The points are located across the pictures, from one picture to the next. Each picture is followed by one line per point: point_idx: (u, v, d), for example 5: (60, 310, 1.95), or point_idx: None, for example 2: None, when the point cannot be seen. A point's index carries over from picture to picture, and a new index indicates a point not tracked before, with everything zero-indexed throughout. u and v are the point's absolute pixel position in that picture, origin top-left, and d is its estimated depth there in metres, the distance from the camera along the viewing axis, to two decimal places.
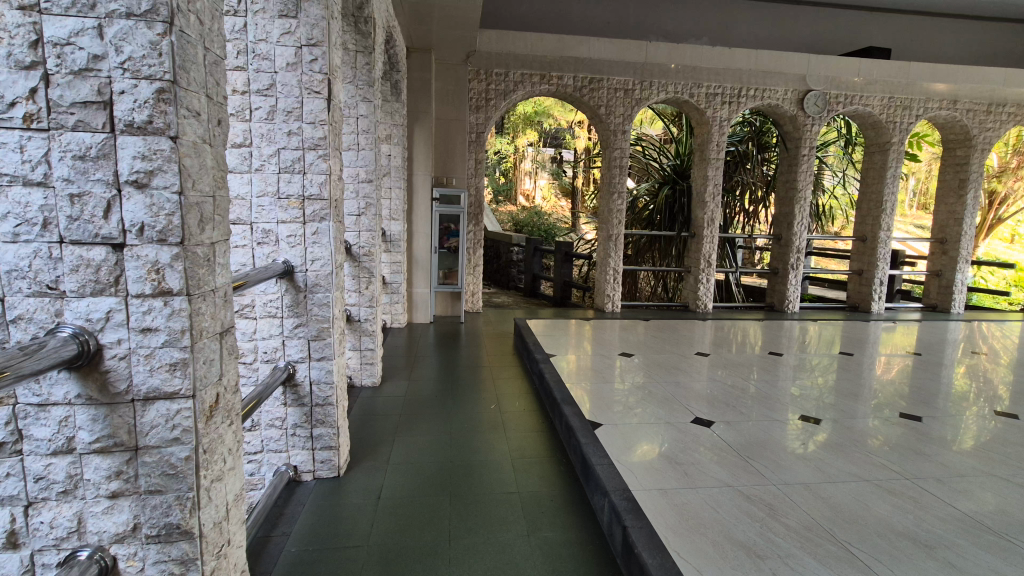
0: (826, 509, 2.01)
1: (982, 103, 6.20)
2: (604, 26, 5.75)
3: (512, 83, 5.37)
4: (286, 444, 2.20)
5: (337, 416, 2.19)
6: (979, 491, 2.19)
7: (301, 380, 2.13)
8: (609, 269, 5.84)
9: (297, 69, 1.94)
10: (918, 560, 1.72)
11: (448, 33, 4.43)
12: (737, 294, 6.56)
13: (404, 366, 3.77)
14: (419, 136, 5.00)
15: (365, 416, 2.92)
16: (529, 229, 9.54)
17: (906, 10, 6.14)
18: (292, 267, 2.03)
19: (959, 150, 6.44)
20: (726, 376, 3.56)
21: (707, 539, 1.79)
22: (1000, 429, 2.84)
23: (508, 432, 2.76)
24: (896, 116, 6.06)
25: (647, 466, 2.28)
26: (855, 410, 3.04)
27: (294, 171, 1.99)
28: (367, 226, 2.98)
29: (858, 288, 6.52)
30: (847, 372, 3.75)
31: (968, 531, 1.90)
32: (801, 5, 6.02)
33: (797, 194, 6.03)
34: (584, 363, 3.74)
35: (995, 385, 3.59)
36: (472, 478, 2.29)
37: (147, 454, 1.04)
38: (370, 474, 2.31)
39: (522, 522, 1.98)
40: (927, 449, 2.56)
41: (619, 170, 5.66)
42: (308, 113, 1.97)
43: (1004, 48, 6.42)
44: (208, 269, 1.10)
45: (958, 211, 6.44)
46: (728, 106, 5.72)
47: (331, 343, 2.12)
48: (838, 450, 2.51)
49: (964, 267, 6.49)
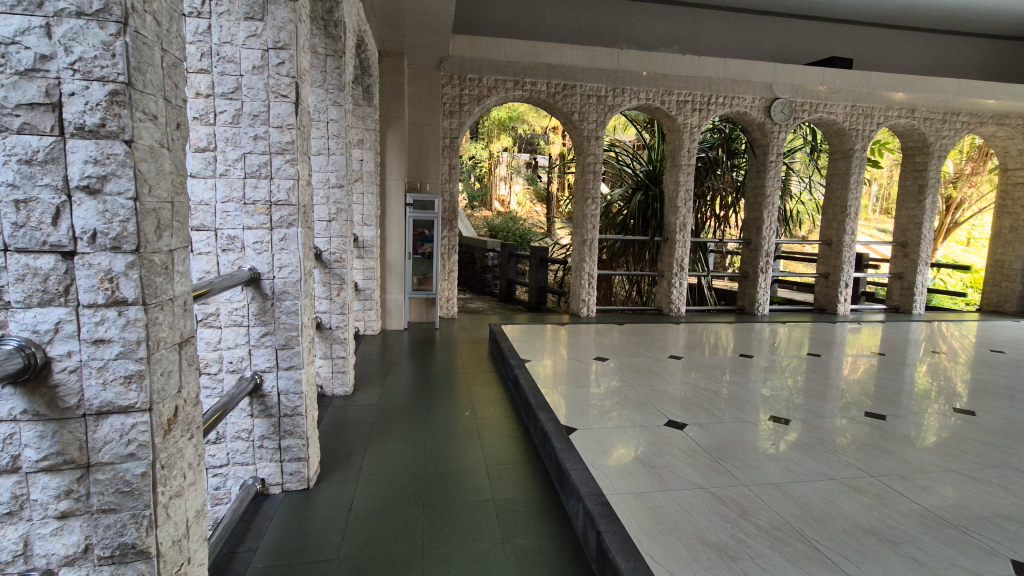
0: (795, 508, 2.04)
1: (939, 112, 6.47)
2: (576, 33, 5.81)
3: (486, 88, 5.42)
4: (253, 457, 2.14)
5: (306, 426, 2.14)
6: (940, 486, 2.26)
7: (268, 391, 2.08)
8: (584, 273, 5.87)
9: (264, 72, 1.90)
10: (884, 556, 1.77)
11: (421, 39, 4.42)
12: (709, 297, 6.69)
13: (377, 375, 3.71)
14: (392, 141, 4.95)
15: (336, 425, 2.86)
16: (505, 234, 9.58)
17: (866, 22, 6.37)
18: (258, 274, 1.99)
19: (918, 157, 6.70)
20: (699, 378, 3.62)
21: (681, 541, 1.80)
22: (959, 425, 2.94)
23: (483, 438, 2.74)
24: (858, 124, 6.29)
25: (621, 470, 2.29)
26: (823, 409, 3.11)
27: (261, 176, 1.95)
28: (338, 232, 2.94)
29: (825, 290, 6.69)
30: (815, 373, 3.84)
31: (930, 525, 1.96)
32: (766, 16, 6.19)
33: (765, 199, 6.18)
34: (560, 367, 3.75)
35: (954, 383, 3.72)
36: (446, 487, 2.26)
37: (101, 471, 0.99)
38: (342, 486, 2.26)
39: (497, 530, 1.97)
40: (891, 446, 2.63)
41: (593, 176, 5.73)
42: (275, 117, 1.93)
43: (959, 60, 6.71)
44: (166, 277, 1.06)
45: (918, 216, 6.69)
46: (698, 114, 5.88)
47: (300, 352, 2.07)
48: (807, 449, 2.57)
49: (924, 269, 6.74)
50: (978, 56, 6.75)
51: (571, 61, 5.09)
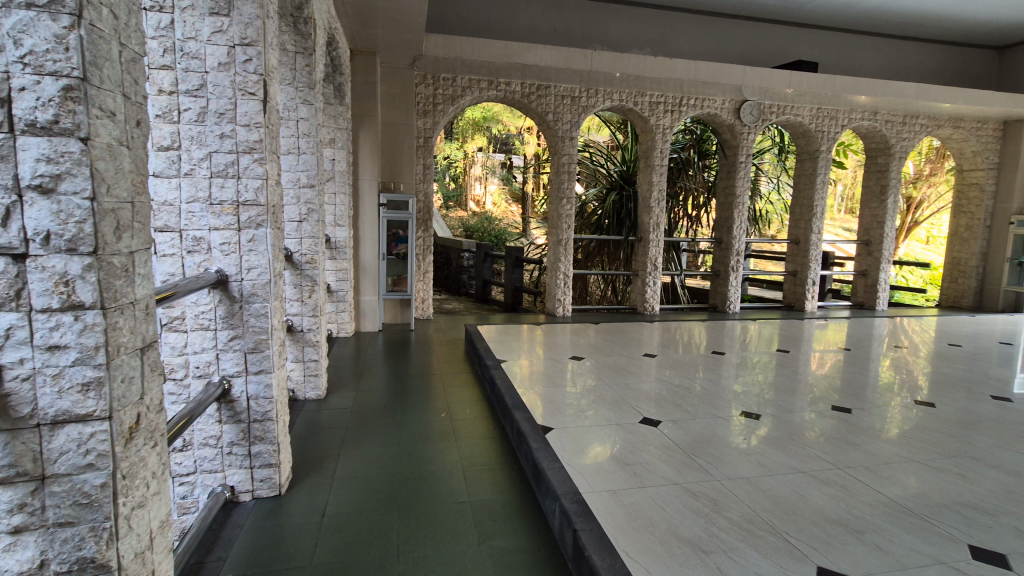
0: (766, 502, 2.09)
1: (899, 115, 6.71)
2: (550, 34, 5.83)
3: (460, 88, 5.40)
4: (222, 464, 2.08)
5: (277, 432, 2.10)
6: (903, 476, 2.34)
7: (237, 396, 2.02)
8: (560, 273, 5.90)
9: (230, 69, 1.85)
10: (850, 546, 1.82)
11: (393, 37, 4.38)
12: (682, 295, 6.79)
13: (351, 377, 3.66)
14: (365, 140, 4.88)
15: (309, 430, 2.81)
16: (480, 234, 9.54)
17: (830, 27, 6.56)
18: (225, 276, 1.93)
19: (880, 158, 6.94)
20: (673, 376, 3.67)
21: (656, 537, 1.82)
22: (920, 417, 3.05)
23: (459, 440, 2.73)
24: (824, 126, 6.48)
25: (598, 469, 2.30)
26: (793, 404, 3.19)
27: (228, 175, 1.90)
28: (309, 233, 2.89)
29: (793, 288, 6.87)
30: (784, 369, 3.93)
31: (893, 514, 2.03)
32: (736, 20, 6.32)
33: (735, 198, 6.31)
34: (537, 367, 3.76)
35: (915, 376, 3.86)
36: (422, 490, 2.24)
37: (57, 483, 0.95)
38: (315, 492, 2.22)
39: (474, 531, 1.96)
40: (856, 439, 2.71)
41: (568, 176, 5.76)
42: (242, 115, 1.88)
43: (918, 64, 6.94)
44: (126, 280, 1.02)
45: (880, 215, 6.92)
46: (670, 115, 5.97)
47: (270, 355, 2.02)
48: (777, 443, 2.63)
49: (886, 267, 6.97)
50: (936, 61, 7.00)
51: (546, 62, 5.11)
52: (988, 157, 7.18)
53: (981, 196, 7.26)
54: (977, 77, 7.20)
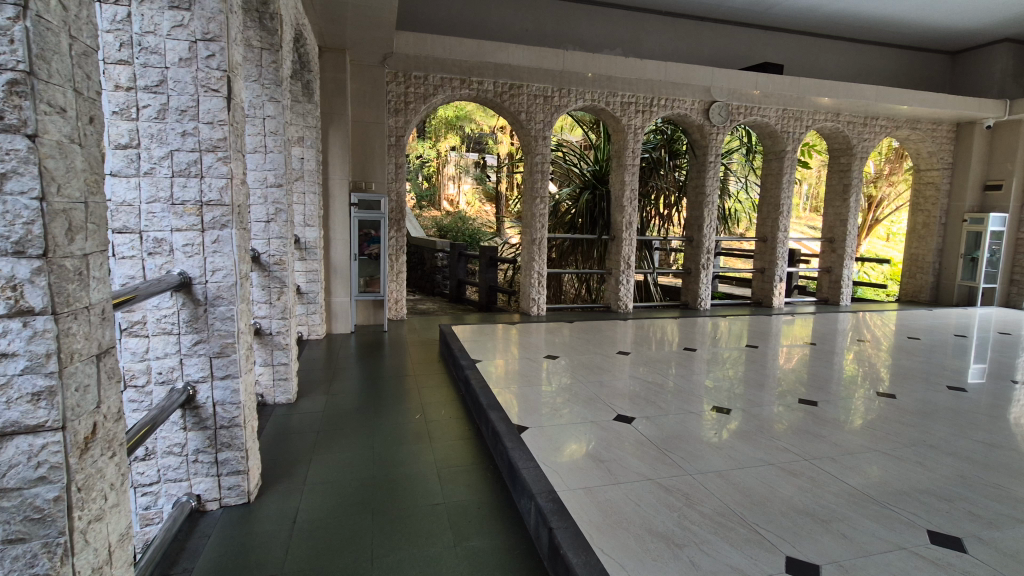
0: (736, 494, 2.13)
1: (860, 116, 6.94)
2: (522, 33, 5.84)
3: (432, 86, 5.36)
4: (187, 472, 2.01)
5: (245, 438, 2.04)
6: (866, 465, 2.42)
7: (202, 402, 1.96)
8: (534, 272, 5.91)
9: (192, 65, 1.79)
10: (817, 535, 1.87)
11: (364, 35, 4.32)
12: (655, 294, 6.88)
13: (323, 380, 3.60)
14: (335, 140, 4.80)
15: (279, 435, 2.75)
16: (454, 234, 9.48)
17: (795, 30, 6.74)
18: (189, 279, 1.87)
19: (842, 158, 7.16)
20: (646, 373, 3.72)
21: (630, 533, 1.84)
22: (882, 408, 3.17)
23: (434, 441, 2.71)
24: (789, 127, 6.65)
25: (573, 467, 2.31)
26: (762, 398, 3.27)
27: (190, 174, 1.84)
28: (277, 233, 2.82)
29: (761, 285, 7.04)
30: (753, 364, 4.02)
31: (857, 503, 2.10)
32: (704, 22, 6.44)
33: (705, 197, 6.43)
34: (512, 367, 3.75)
35: (876, 369, 4.00)
36: (396, 493, 2.22)
37: (6, 498, 0.90)
38: (285, 498, 2.17)
39: (449, 533, 1.95)
40: (823, 431, 2.79)
41: (541, 176, 5.78)
42: (205, 112, 1.83)
43: (878, 67, 7.19)
44: (80, 284, 0.98)
45: (843, 213, 7.14)
46: (642, 115, 6.05)
47: (237, 360, 1.97)
48: (747, 437, 2.69)
49: (849, 263, 7.20)
50: (895, 65, 7.26)
51: (518, 62, 5.11)
52: (943, 157, 7.48)
53: (937, 195, 7.57)
54: (932, 81, 7.49)
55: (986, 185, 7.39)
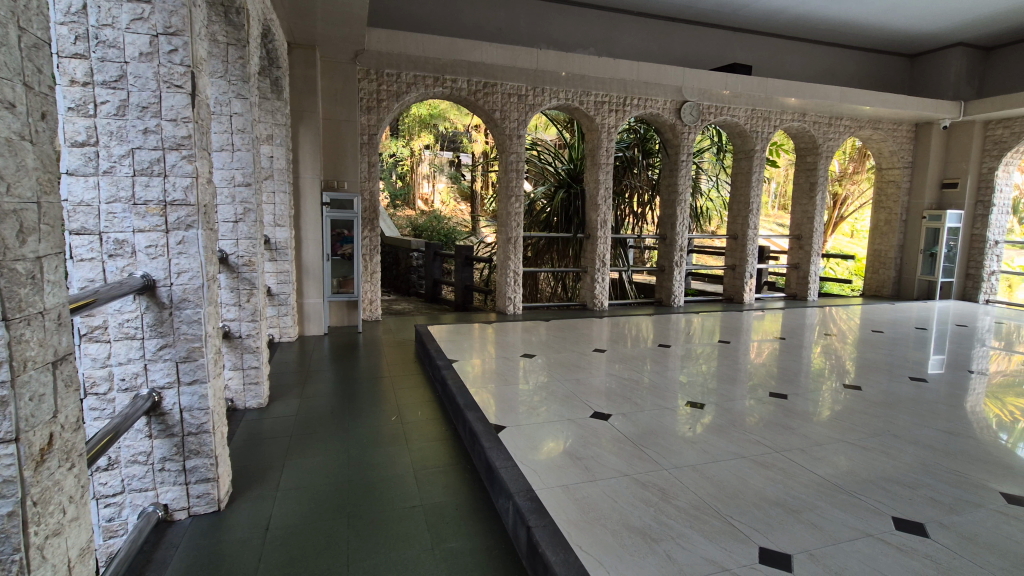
0: (711, 488, 2.17)
1: (825, 116, 7.14)
2: (495, 31, 5.83)
3: (404, 84, 5.30)
4: (153, 481, 1.95)
5: (214, 444, 1.99)
6: (834, 456, 2.49)
7: (169, 409, 1.90)
8: (509, 271, 5.91)
9: (154, 60, 1.73)
10: (789, 525, 1.91)
11: (334, 31, 4.25)
12: (630, 291, 6.95)
13: (295, 384, 3.52)
14: (305, 138, 4.71)
15: (251, 440, 2.69)
16: (428, 234, 9.40)
17: (762, 32, 6.88)
18: (153, 281, 1.81)
19: (809, 157, 7.36)
20: (622, 370, 3.75)
21: (607, 529, 1.86)
22: (849, 399, 3.26)
23: (411, 443, 2.68)
24: (758, 127, 6.80)
25: (551, 465, 2.32)
26: (734, 392, 3.33)
27: (153, 173, 1.78)
28: (246, 233, 2.75)
29: (733, 281, 7.17)
30: (726, 359, 4.10)
31: (826, 492, 2.15)
32: (675, 23, 6.52)
33: (677, 195, 6.53)
34: (488, 366, 3.74)
35: (843, 362, 4.12)
36: (373, 496, 2.18)
37: None
38: (257, 505, 2.12)
39: (427, 535, 1.93)
40: (792, 423, 2.86)
41: (516, 174, 5.78)
42: (168, 109, 1.77)
43: (841, 68, 7.39)
44: (33, 288, 0.94)
45: (810, 211, 7.33)
46: (615, 114, 6.10)
47: (204, 364, 1.91)
48: (720, 431, 2.74)
49: (816, 260, 7.39)
50: (858, 66, 7.49)
51: (492, 60, 5.10)
52: (903, 156, 7.75)
53: (898, 192, 7.84)
54: (893, 82, 7.75)
55: (943, 183, 7.69)
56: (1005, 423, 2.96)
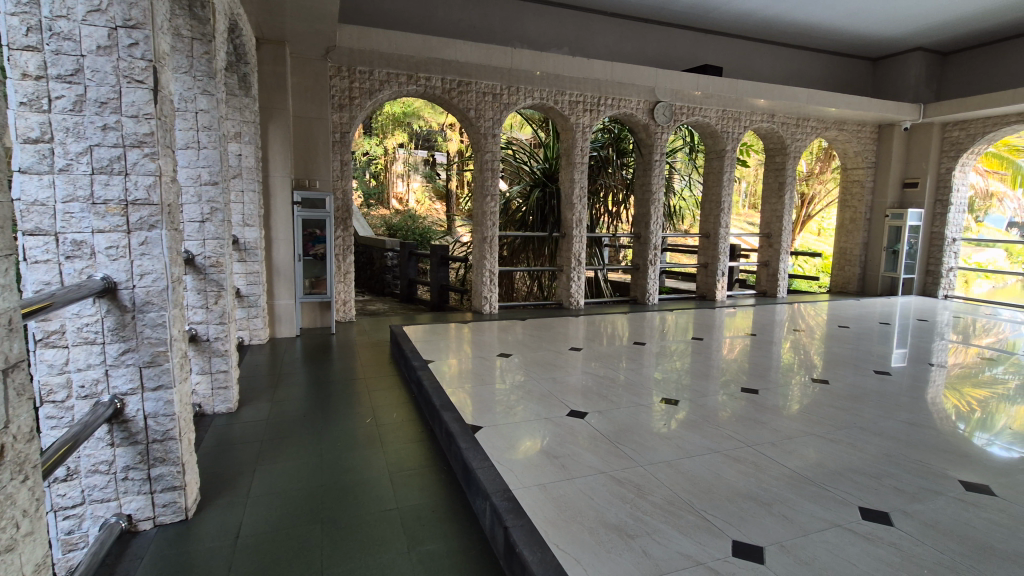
0: (685, 483, 2.19)
1: (792, 118, 7.31)
2: (469, 29, 5.81)
3: (377, 82, 5.23)
4: (116, 491, 1.87)
5: (181, 451, 1.93)
6: (804, 449, 2.55)
7: (132, 416, 1.83)
8: (485, 270, 5.89)
9: (112, 53, 1.67)
10: (760, 518, 1.95)
11: (304, 27, 4.17)
12: (605, 289, 7.01)
13: (267, 387, 3.44)
14: (275, 136, 4.61)
15: (219, 446, 2.61)
16: (403, 233, 9.31)
17: (732, 34, 7.02)
18: (113, 283, 1.74)
19: (778, 157, 7.53)
20: (598, 368, 3.78)
21: (584, 526, 1.87)
22: (817, 393, 3.35)
23: (386, 445, 2.64)
24: (728, 127, 6.93)
25: (528, 464, 2.32)
26: (707, 388, 3.39)
27: (113, 171, 1.72)
28: (213, 233, 2.68)
29: (705, 279, 7.29)
30: (699, 356, 4.17)
31: (797, 485, 2.20)
32: (648, 24, 6.60)
33: (651, 194, 6.60)
34: (465, 366, 3.72)
35: (811, 357, 4.23)
36: (348, 500, 2.15)
37: None
38: (227, 513, 2.06)
39: (403, 538, 1.91)
40: (763, 417, 2.92)
41: (491, 173, 5.76)
42: (129, 105, 1.71)
43: (808, 71, 7.59)
44: None
45: (779, 210, 7.50)
46: (589, 114, 6.13)
47: (170, 369, 1.85)
48: (694, 426, 2.78)
49: (785, 257, 7.57)
50: (824, 69, 7.70)
51: (466, 58, 5.08)
52: (867, 157, 8.01)
53: (862, 192, 8.09)
54: (857, 85, 7.99)
55: (904, 182, 7.97)
56: (963, 413, 3.08)
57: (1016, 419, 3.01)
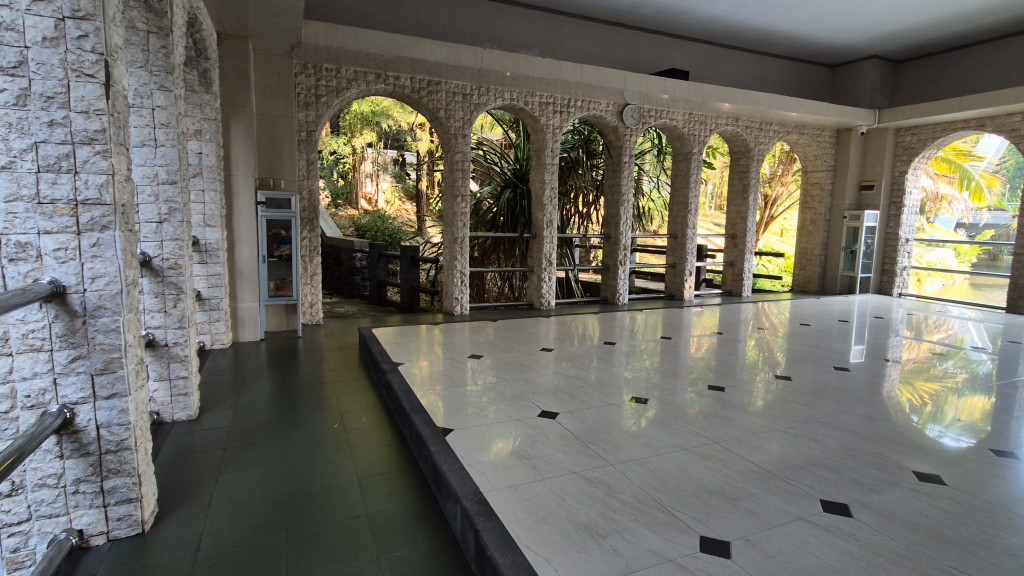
0: (654, 481, 2.22)
1: (756, 121, 7.51)
2: (439, 29, 5.77)
3: (345, 80, 5.13)
4: (65, 506, 1.78)
5: (137, 462, 1.85)
6: (769, 444, 2.61)
7: (83, 426, 1.74)
8: (456, 271, 5.86)
9: (59, 45, 1.59)
10: (726, 513, 1.99)
11: (268, 23, 4.07)
12: (576, 290, 7.06)
13: (230, 393, 3.34)
14: (238, 134, 4.49)
15: (179, 455, 2.52)
16: (372, 233, 9.17)
17: (698, 39, 7.17)
18: (63, 287, 1.66)
19: (742, 160, 7.73)
20: (569, 368, 3.80)
21: (555, 527, 1.87)
22: (780, 389, 3.45)
23: (354, 450, 2.60)
24: (695, 130, 7.07)
25: (498, 466, 2.31)
26: (676, 386, 3.45)
27: (61, 169, 1.63)
28: (171, 234, 2.57)
29: (674, 279, 7.42)
30: (667, 355, 4.23)
31: (762, 479, 2.26)
32: (616, 28, 6.69)
33: (620, 195, 6.69)
34: (436, 368, 3.69)
35: (774, 354, 4.35)
36: (315, 508, 2.10)
37: None
38: (187, 525, 1.99)
39: (372, 544, 1.88)
40: (729, 414, 2.99)
41: (461, 174, 5.74)
42: (78, 100, 1.63)
43: (770, 76, 7.81)
44: None
45: (743, 211, 7.70)
46: (559, 115, 6.17)
47: (124, 376, 1.77)
48: (663, 424, 2.82)
49: (749, 258, 7.76)
50: (785, 75, 7.95)
51: (435, 57, 5.04)
52: (826, 160, 8.30)
53: (821, 194, 8.38)
54: (816, 90, 8.27)
55: (861, 185, 8.29)
56: (916, 406, 3.22)
57: (964, 411, 3.15)
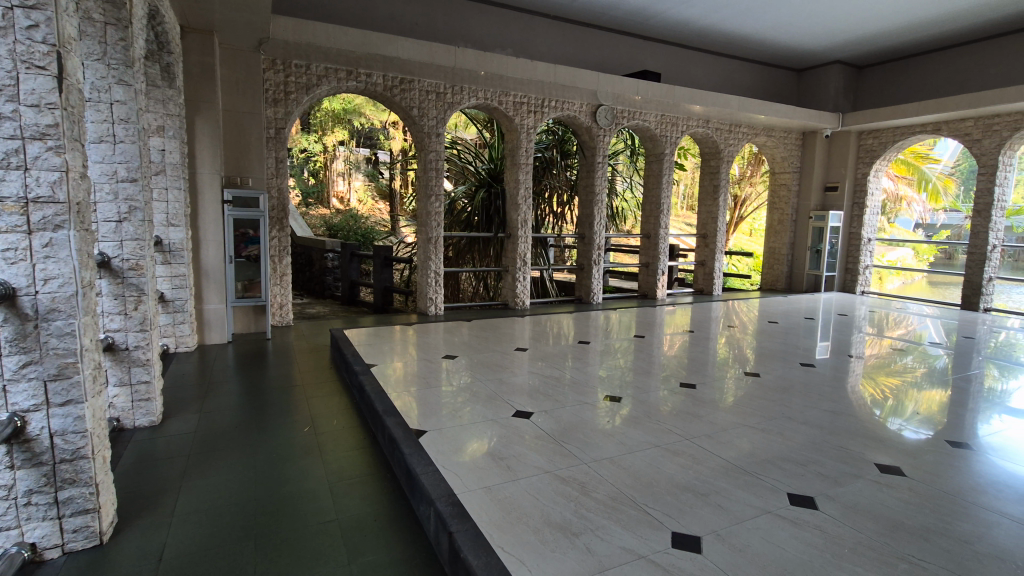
0: (627, 478, 2.25)
1: (725, 124, 7.66)
2: (412, 27, 5.72)
3: (315, 76, 5.03)
4: (17, 518, 1.70)
5: (94, 471, 1.78)
6: (739, 440, 2.66)
7: (35, 435, 1.66)
8: (430, 271, 5.82)
9: (8, 36, 1.52)
10: (698, 509, 2.02)
11: (235, 17, 3.96)
12: (551, 289, 7.09)
13: (195, 398, 3.24)
14: (203, 131, 4.36)
15: (141, 463, 2.43)
16: (344, 233, 9.03)
17: (669, 41, 7.28)
18: (12, 289, 1.58)
19: (712, 161, 7.87)
20: (544, 368, 3.80)
21: (529, 528, 1.87)
22: (749, 386, 3.52)
23: (326, 455, 2.54)
24: (667, 131, 7.17)
25: (473, 467, 2.29)
26: (649, 385, 3.49)
27: (10, 166, 1.56)
28: (131, 234, 2.48)
29: (647, 278, 7.52)
30: (641, 353, 4.28)
31: (732, 475, 2.30)
32: (589, 29, 6.75)
33: (594, 195, 6.74)
34: (410, 369, 3.65)
35: (744, 351, 4.44)
36: (284, 515, 2.05)
37: None
38: (149, 535, 1.92)
39: (342, 550, 1.84)
40: (700, 411, 3.04)
41: (435, 173, 5.69)
42: (28, 92, 1.56)
43: (739, 79, 7.99)
44: None
45: (713, 211, 7.84)
46: (533, 115, 6.18)
47: (81, 382, 1.70)
48: (637, 422, 2.85)
49: (720, 257, 7.91)
50: (753, 79, 8.14)
51: (407, 54, 4.99)
52: (792, 162, 8.52)
53: (788, 194, 8.60)
54: (783, 94, 8.48)
55: (826, 186, 8.53)
56: (878, 401, 3.33)
57: (923, 404, 3.27)
